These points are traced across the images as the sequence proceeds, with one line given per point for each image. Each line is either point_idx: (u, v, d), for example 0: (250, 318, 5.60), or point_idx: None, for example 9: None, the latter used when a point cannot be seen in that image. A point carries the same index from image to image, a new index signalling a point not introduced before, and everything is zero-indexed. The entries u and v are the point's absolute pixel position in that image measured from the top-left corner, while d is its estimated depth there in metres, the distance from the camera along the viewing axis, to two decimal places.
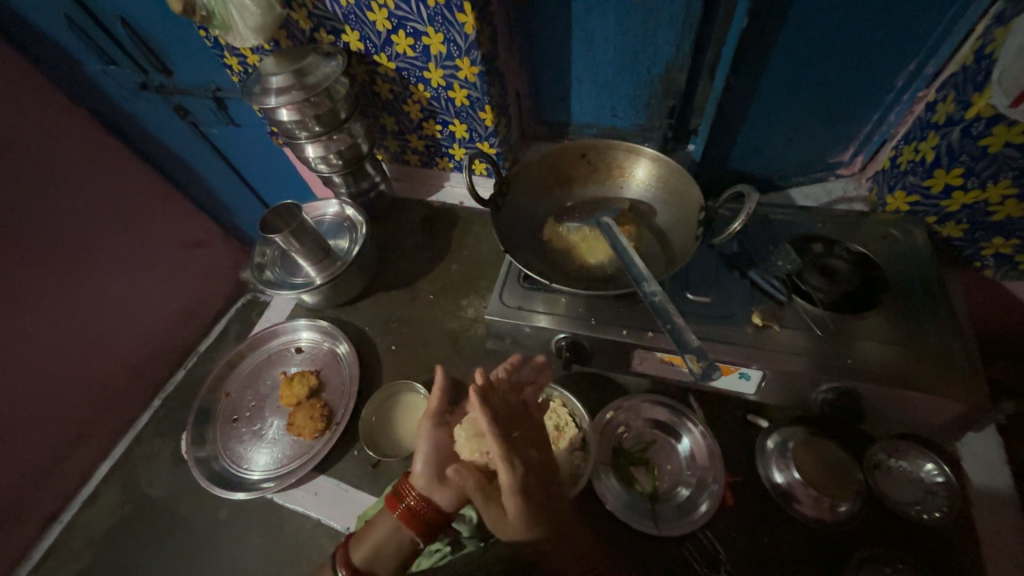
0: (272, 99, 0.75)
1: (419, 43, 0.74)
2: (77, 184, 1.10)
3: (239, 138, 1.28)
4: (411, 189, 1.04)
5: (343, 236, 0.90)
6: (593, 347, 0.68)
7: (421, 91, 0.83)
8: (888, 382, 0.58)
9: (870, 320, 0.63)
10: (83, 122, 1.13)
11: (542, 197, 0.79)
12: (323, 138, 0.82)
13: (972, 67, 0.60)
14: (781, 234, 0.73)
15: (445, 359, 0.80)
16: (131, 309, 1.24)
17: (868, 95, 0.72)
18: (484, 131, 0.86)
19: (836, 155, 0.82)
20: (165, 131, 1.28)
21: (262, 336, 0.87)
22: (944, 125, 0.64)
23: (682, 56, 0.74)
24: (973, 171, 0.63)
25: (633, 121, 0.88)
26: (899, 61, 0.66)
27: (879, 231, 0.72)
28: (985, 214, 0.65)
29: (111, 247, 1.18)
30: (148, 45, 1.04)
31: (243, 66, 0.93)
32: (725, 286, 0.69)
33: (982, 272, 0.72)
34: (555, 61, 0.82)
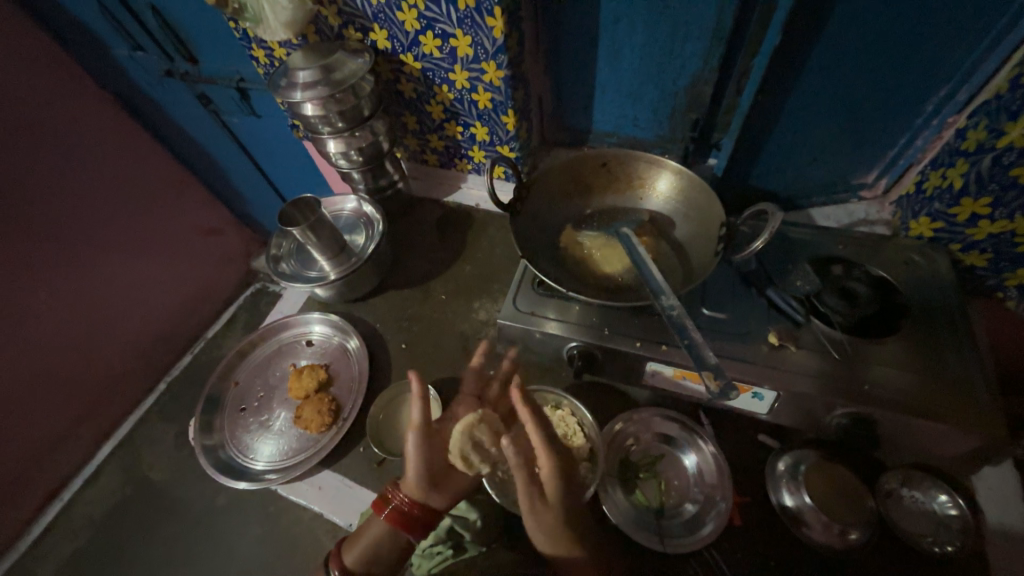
0: (297, 93, 0.75)
1: (446, 45, 0.74)
2: (97, 165, 1.12)
3: (259, 129, 1.29)
4: (428, 188, 1.04)
5: (359, 232, 0.91)
6: (605, 358, 0.68)
7: (445, 92, 0.83)
8: (903, 410, 0.57)
9: (887, 346, 0.62)
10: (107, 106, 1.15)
11: (561, 203, 0.79)
12: (345, 134, 0.83)
13: (1007, 95, 0.59)
14: (801, 253, 0.73)
15: (455, 360, 0.80)
16: (144, 292, 1.25)
17: (896, 118, 0.71)
18: (505, 135, 0.86)
19: (860, 177, 0.81)
20: (187, 118, 1.30)
21: (274, 327, 0.88)
22: (975, 153, 0.63)
23: (708, 70, 0.73)
24: (1001, 201, 0.61)
25: (655, 132, 0.88)
26: (929, 86, 0.66)
27: (900, 256, 0.71)
28: (1010, 245, 0.64)
29: (127, 229, 1.20)
30: (175, 33, 1.06)
31: (270, 59, 0.94)
32: (741, 303, 0.68)
33: (1004, 304, 0.71)
34: (580, 68, 0.82)
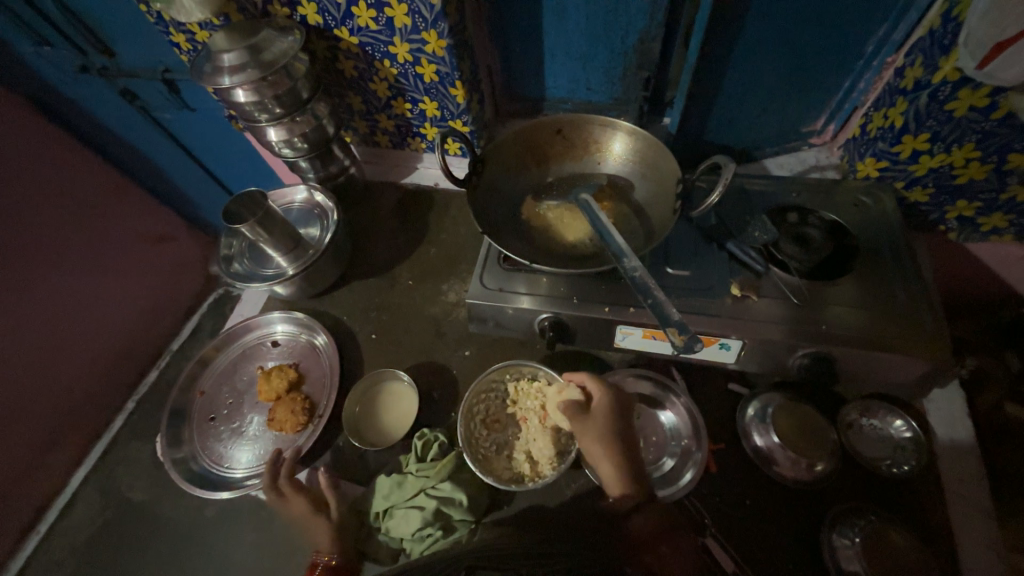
0: (225, 77, 0.70)
1: (382, 15, 0.70)
2: (21, 176, 1.02)
3: (195, 123, 1.21)
4: (383, 172, 1.00)
5: (314, 223, 0.87)
6: (576, 326, 0.68)
7: (387, 67, 0.79)
8: (859, 345, 0.60)
9: (842, 286, 0.65)
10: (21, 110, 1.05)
11: (520, 174, 0.78)
12: (285, 120, 0.78)
13: (939, 31, 0.60)
14: (758, 204, 0.74)
15: (428, 345, 0.79)
16: (93, 309, 1.18)
17: (840, 62, 0.72)
18: (456, 108, 0.82)
19: (810, 124, 0.82)
20: (112, 117, 1.20)
21: (235, 331, 0.84)
22: (912, 90, 0.64)
23: (655, 25, 0.72)
24: (939, 136, 0.63)
25: (608, 95, 0.86)
26: (869, 25, 0.66)
27: (850, 199, 0.73)
28: (950, 177, 0.67)
29: (66, 244, 1.11)
30: (83, 22, 0.96)
31: (192, 44, 0.86)
32: (704, 259, 0.69)
33: (946, 236, 0.75)
34: (525, 33, 0.79)
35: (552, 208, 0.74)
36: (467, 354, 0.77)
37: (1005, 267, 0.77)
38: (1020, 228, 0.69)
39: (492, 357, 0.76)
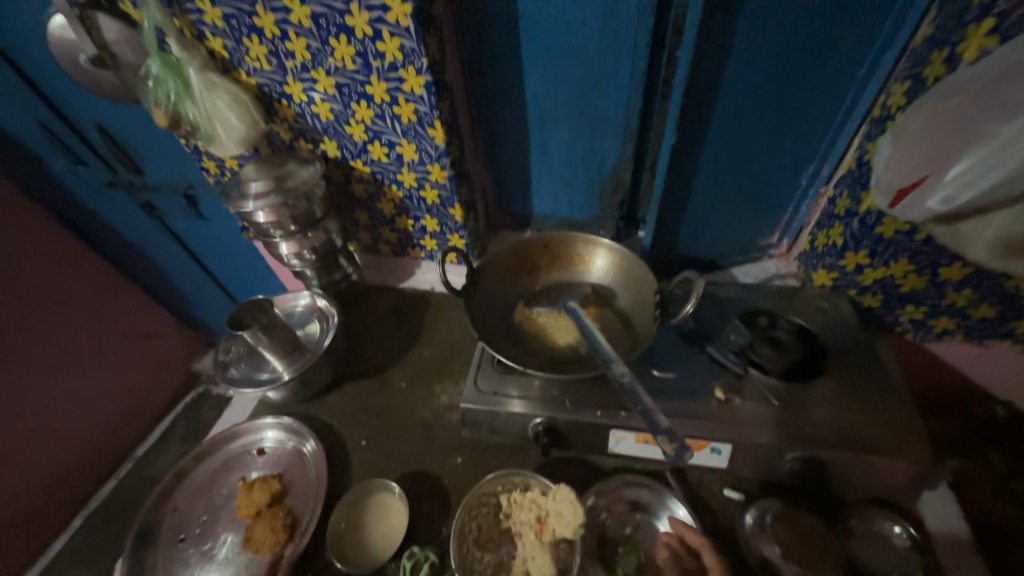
0: (248, 203, 0.78)
1: (392, 151, 0.82)
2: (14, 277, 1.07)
3: (206, 231, 1.30)
4: (382, 277, 1.06)
5: (314, 323, 0.91)
6: (569, 430, 0.69)
7: (394, 190, 0.89)
8: (843, 447, 0.62)
9: (818, 387, 0.69)
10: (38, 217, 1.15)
11: (512, 282, 0.84)
12: (297, 236, 0.85)
13: (856, 171, 0.73)
14: (730, 309, 0.80)
15: (419, 451, 0.77)
16: (51, 409, 1.15)
17: (784, 191, 0.84)
18: (454, 224, 0.92)
19: (767, 238, 0.93)
20: (128, 225, 1.30)
21: (220, 439, 0.81)
22: (845, 216, 0.76)
23: (625, 160, 0.85)
24: (876, 252, 0.73)
25: (589, 213, 0.97)
26: (800, 164, 0.80)
27: (812, 304, 0.80)
28: (895, 286, 0.75)
29: (42, 342, 1.13)
30: (122, 148, 1.09)
31: (220, 170, 0.97)
32: (686, 362, 0.73)
33: (905, 337, 0.82)
34: (515, 164, 0.93)
35: (542, 314, 0.79)
36: (459, 461, 0.75)
37: (965, 363, 0.82)
38: (967, 328, 0.75)
39: (485, 463, 0.75)
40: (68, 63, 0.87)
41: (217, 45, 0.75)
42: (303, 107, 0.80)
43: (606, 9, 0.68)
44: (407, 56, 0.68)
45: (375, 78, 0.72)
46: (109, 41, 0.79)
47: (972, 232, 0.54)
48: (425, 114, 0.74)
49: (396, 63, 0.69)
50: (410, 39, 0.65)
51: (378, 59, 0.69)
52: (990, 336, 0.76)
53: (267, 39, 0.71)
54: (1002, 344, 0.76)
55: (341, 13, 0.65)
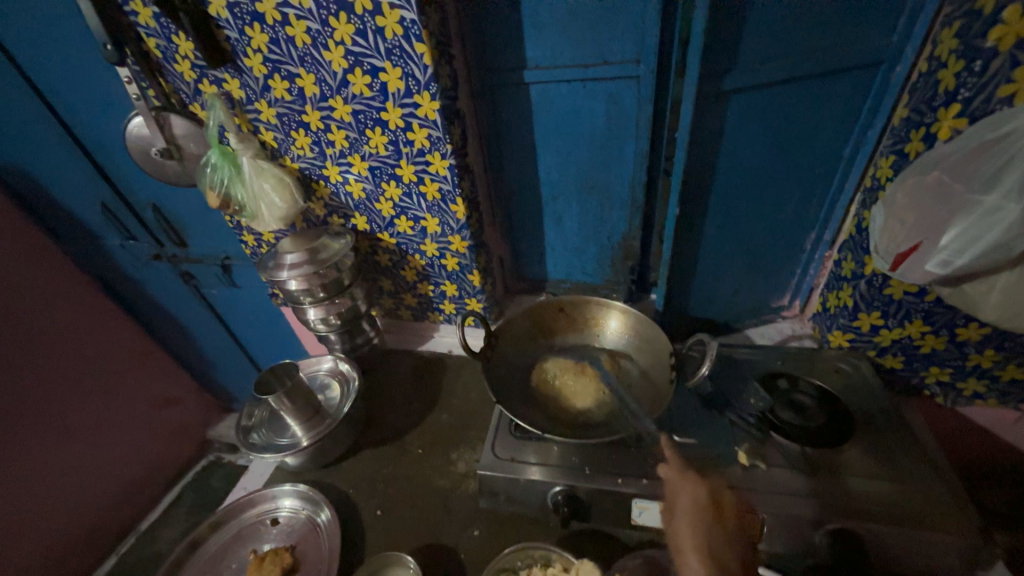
0: (284, 272, 0.85)
1: (417, 225, 0.89)
2: (49, 346, 1.14)
3: (236, 298, 1.37)
4: (402, 341, 1.10)
5: (336, 387, 0.93)
6: (589, 499, 0.67)
7: (417, 259, 0.95)
8: (880, 520, 0.59)
9: (847, 454, 0.67)
10: (82, 286, 1.25)
11: (528, 346, 0.86)
12: (325, 302, 0.91)
13: (857, 237, 0.76)
14: (748, 371, 0.80)
15: (436, 521, 0.75)
16: (59, 478, 1.16)
17: (789, 255, 0.87)
18: (472, 289, 0.96)
19: (779, 300, 0.95)
20: (166, 293, 1.39)
21: (235, 507, 0.80)
22: (853, 278, 0.78)
23: (633, 229, 0.90)
24: (888, 313, 0.74)
25: (601, 277, 1.01)
26: (803, 229, 0.84)
27: (831, 365, 0.80)
28: (914, 347, 0.74)
29: (63, 409, 1.17)
30: (171, 224, 1.21)
31: (258, 243, 1.06)
32: (709, 427, 0.72)
33: (934, 400, 0.79)
34: (529, 234, 0.99)
35: (554, 372, 0.80)
36: (476, 533, 0.73)
37: (1004, 429, 0.79)
38: (999, 391, 0.73)
39: (502, 536, 0.72)
40: (139, 154, 1.00)
41: (269, 137, 0.86)
42: (339, 187, 0.89)
43: (610, 101, 0.77)
44: (433, 143, 0.76)
45: (404, 161, 0.80)
46: (177, 135, 0.92)
47: (977, 293, 0.56)
48: (448, 191, 0.82)
49: (424, 149, 0.77)
50: (436, 130, 0.74)
51: (407, 146, 0.78)
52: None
53: (313, 131, 0.82)
54: None
55: (378, 110, 0.75)
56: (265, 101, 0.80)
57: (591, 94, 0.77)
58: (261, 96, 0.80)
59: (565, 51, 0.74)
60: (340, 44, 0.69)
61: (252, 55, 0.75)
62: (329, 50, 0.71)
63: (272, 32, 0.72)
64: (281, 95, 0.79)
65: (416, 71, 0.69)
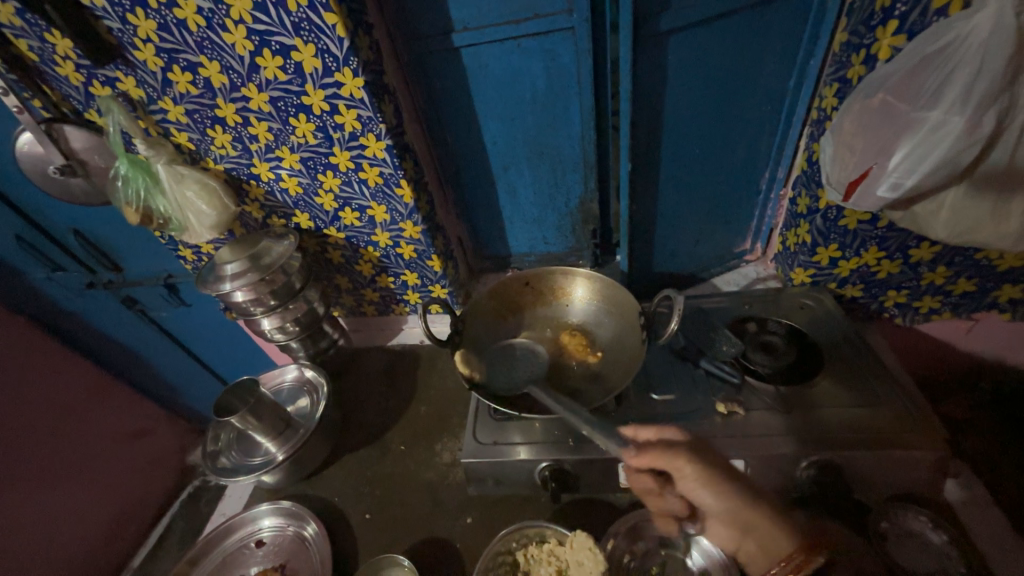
0: (226, 284, 0.79)
1: (364, 215, 0.83)
2: None
3: (190, 317, 1.29)
4: (370, 337, 1.05)
5: (304, 398, 0.88)
6: (576, 471, 0.67)
7: (371, 251, 0.90)
8: (857, 445, 0.60)
9: (818, 386, 0.68)
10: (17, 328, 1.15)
11: (496, 326, 0.83)
12: (278, 310, 0.85)
13: (809, 171, 0.75)
14: (717, 320, 0.80)
15: (427, 516, 0.74)
16: (37, 529, 1.09)
17: (745, 198, 0.87)
18: (434, 275, 0.92)
19: (741, 245, 0.95)
20: (112, 322, 1.29)
21: (215, 536, 0.77)
22: (808, 214, 0.77)
23: (590, 191, 0.88)
24: (845, 244, 0.74)
25: (564, 245, 0.99)
26: (757, 171, 0.83)
27: (796, 303, 0.81)
28: (871, 274, 0.76)
29: (23, 459, 1.08)
30: (99, 248, 1.10)
31: (198, 256, 0.98)
32: (684, 381, 0.72)
33: (895, 321, 0.82)
34: (486, 210, 0.95)
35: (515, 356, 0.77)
36: (469, 521, 0.72)
37: (958, 339, 0.82)
38: (952, 304, 0.76)
39: (495, 520, 0.71)
40: (39, 175, 0.89)
41: (183, 139, 0.78)
42: (272, 185, 0.82)
43: (547, 58, 0.72)
44: (365, 124, 0.70)
45: (338, 148, 0.74)
46: (77, 150, 0.82)
47: (928, 213, 0.56)
48: (390, 175, 0.76)
49: (356, 132, 0.71)
50: (366, 109, 0.68)
51: (337, 131, 0.72)
52: (977, 309, 0.76)
53: (230, 127, 0.74)
54: (988, 315, 0.77)
55: (298, 95, 0.68)
56: (169, 98, 0.72)
57: (527, 52, 0.72)
58: (163, 93, 0.72)
59: (493, 7, 0.68)
60: (239, 22, 0.62)
61: (141, 47, 0.67)
62: (229, 31, 0.63)
63: (160, 17, 0.63)
64: (186, 89, 0.70)
65: (332, 45, 0.62)
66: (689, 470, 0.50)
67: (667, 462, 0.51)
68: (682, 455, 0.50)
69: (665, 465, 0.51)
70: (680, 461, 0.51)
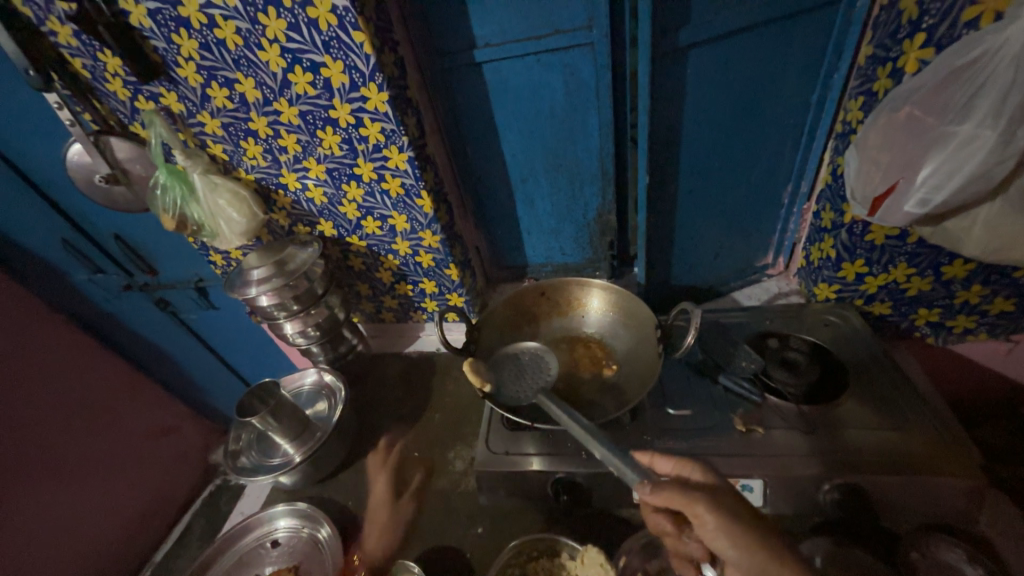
0: (253, 289, 0.82)
1: (385, 224, 0.86)
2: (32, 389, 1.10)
3: (218, 320, 1.34)
4: (388, 344, 1.07)
5: (322, 401, 0.90)
6: (588, 484, 0.66)
7: (390, 259, 0.92)
8: (885, 469, 0.58)
9: (842, 406, 0.66)
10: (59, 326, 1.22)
11: (511, 336, 0.83)
12: (301, 314, 0.87)
13: (834, 185, 0.74)
14: (737, 335, 0.79)
15: (438, 523, 0.74)
16: (68, 520, 1.14)
17: (767, 211, 0.85)
18: (451, 284, 0.93)
19: (762, 259, 0.93)
20: (145, 323, 1.35)
21: (233, 534, 0.79)
22: (833, 228, 0.76)
23: (608, 203, 0.88)
24: (872, 260, 0.72)
25: (581, 256, 0.99)
26: (779, 184, 0.82)
27: (819, 319, 0.79)
28: (900, 291, 0.73)
29: (58, 451, 1.13)
30: (136, 252, 1.16)
31: (227, 260, 1.02)
32: (700, 396, 0.71)
33: (926, 341, 0.78)
34: (505, 220, 0.96)
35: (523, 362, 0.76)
36: (480, 531, 0.71)
37: (996, 362, 0.78)
38: (989, 324, 0.72)
39: (506, 531, 0.70)
40: (85, 183, 0.95)
41: (218, 150, 0.82)
42: (299, 194, 0.85)
43: (566, 72, 0.73)
44: (388, 137, 0.72)
45: (362, 159, 0.76)
46: (121, 159, 0.87)
47: (961, 229, 0.54)
48: (411, 186, 0.78)
49: (379, 144, 0.74)
50: (389, 122, 0.70)
51: (362, 143, 0.74)
52: (1017, 330, 0.72)
53: (262, 139, 0.78)
54: None
55: (325, 109, 0.71)
56: (206, 112, 0.76)
57: (547, 67, 0.73)
58: (201, 107, 0.76)
59: (515, 24, 0.70)
60: (273, 41, 0.65)
61: (183, 64, 0.71)
62: (263, 49, 0.66)
63: (200, 37, 0.67)
64: (223, 104, 0.74)
65: (359, 62, 0.65)
66: (710, 518, 0.46)
67: (683, 504, 0.47)
68: (701, 500, 0.46)
69: (682, 507, 0.47)
70: (698, 507, 0.46)
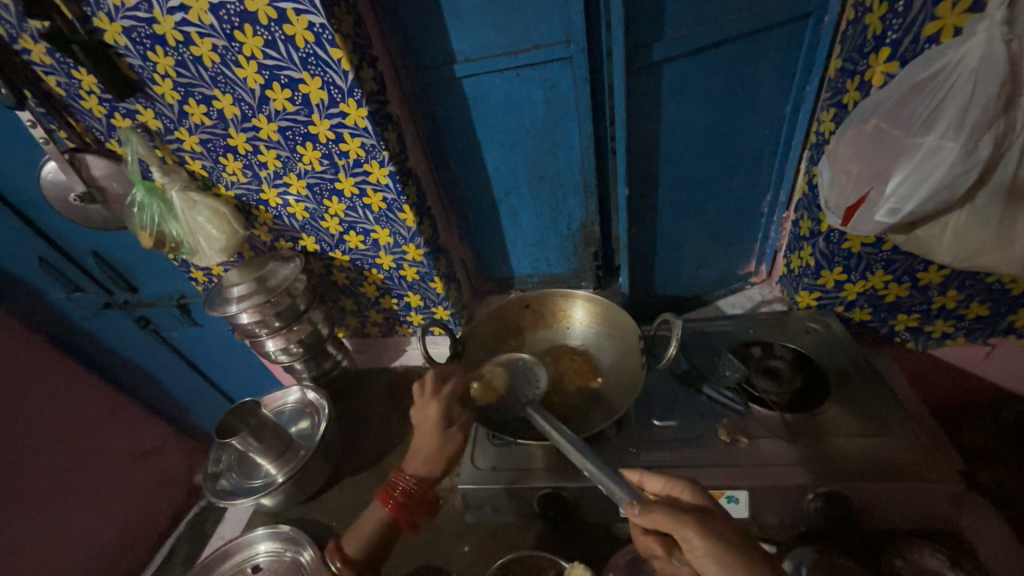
0: (232, 306, 0.80)
1: (368, 238, 0.85)
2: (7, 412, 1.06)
3: (201, 337, 1.31)
4: (374, 359, 1.05)
5: (305, 420, 0.89)
6: (575, 498, 0.65)
7: (374, 274, 0.91)
8: (869, 477, 0.58)
9: (825, 413, 0.66)
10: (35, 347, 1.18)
11: (496, 349, 0.83)
12: (283, 331, 0.86)
13: (811, 194, 0.75)
14: (721, 343, 0.79)
15: (424, 543, 0.72)
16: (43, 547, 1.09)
17: (747, 220, 0.86)
18: (437, 297, 0.92)
19: (745, 267, 0.94)
20: (125, 341, 1.32)
21: (212, 560, 0.76)
22: (811, 236, 0.77)
23: (591, 214, 0.89)
24: (850, 267, 0.73)
25: (567, 267, 0.99)
26: (759, 193, 0.83)
27: (802, 326, 0.79)
28: (879, 297, 0.74)
29: (34, 476, 1.10)
30: (116, 269, 1.14)
31: (208, 277, 1.01)
32: (685, 407, 0.71)
33: (907, 346, 0.79)
34: (489, 232, 0.96)
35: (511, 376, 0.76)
36: (466, 550, 0.70)
37: (976, 365, 0.79)
38: (966, 328, 0.74)
39: (493, 549, 0.69)
40: (61, 201, 0.93)
41: (197, 166, 0.81)
42: (280, 210, 0.84)
43: (545, 86, 0.74)
44: (369, 152, 0.72)
45: (342, 174, 0.76)
46: (97, 177, 0.86)
47: (931, 237, 0.55)
48: (393, 201, 0.78)
49: (360, 159, 0.73)
50: (370, 137, 0.70)
51: (342, 158, 0.74)
52: (993, 334, 0.73)
53: (241, 155, 0.77)
54: (1006, 340, 0.74)
55: (305, 124, 0.71)
56: (184, 128, 0.76)
57: (527, 81, 0.74)
58: (179, 124, 0.75)
59: (493, 39, 0.71)
60: (251, 58, 0.65)
61: (160, 81, 0.70)
62: (241, 66, 0.66)
63: (177, 54, 0.67)
64: (201, 120, 0.74)
65: (337, 78, 0.65)
66: (699, 543, 0.46)
67: (673, 528, 0.47)
68: (690, 524, 0.46)
69: (670, 530, 0.47)
70: (687, 531, 0.46)
